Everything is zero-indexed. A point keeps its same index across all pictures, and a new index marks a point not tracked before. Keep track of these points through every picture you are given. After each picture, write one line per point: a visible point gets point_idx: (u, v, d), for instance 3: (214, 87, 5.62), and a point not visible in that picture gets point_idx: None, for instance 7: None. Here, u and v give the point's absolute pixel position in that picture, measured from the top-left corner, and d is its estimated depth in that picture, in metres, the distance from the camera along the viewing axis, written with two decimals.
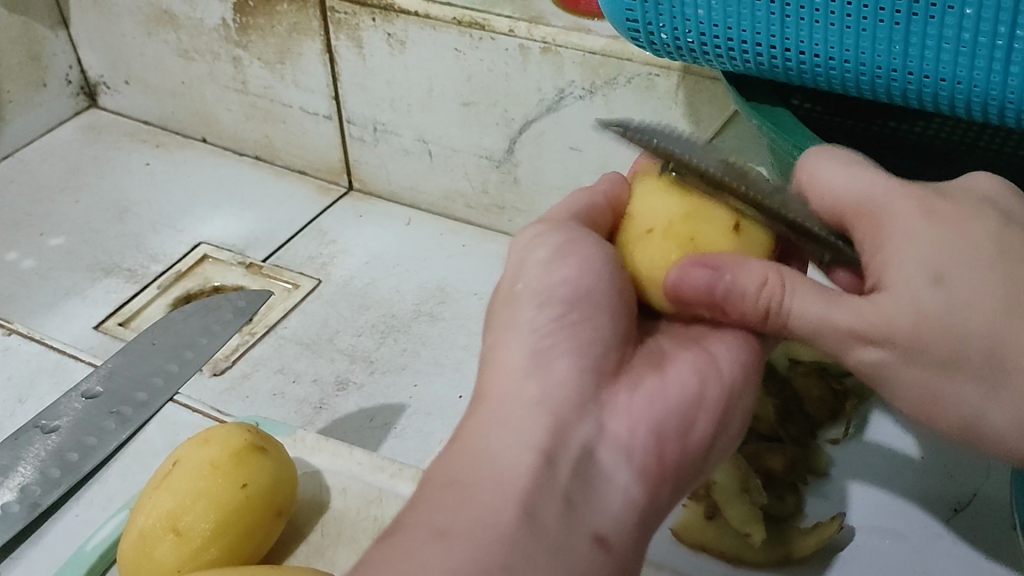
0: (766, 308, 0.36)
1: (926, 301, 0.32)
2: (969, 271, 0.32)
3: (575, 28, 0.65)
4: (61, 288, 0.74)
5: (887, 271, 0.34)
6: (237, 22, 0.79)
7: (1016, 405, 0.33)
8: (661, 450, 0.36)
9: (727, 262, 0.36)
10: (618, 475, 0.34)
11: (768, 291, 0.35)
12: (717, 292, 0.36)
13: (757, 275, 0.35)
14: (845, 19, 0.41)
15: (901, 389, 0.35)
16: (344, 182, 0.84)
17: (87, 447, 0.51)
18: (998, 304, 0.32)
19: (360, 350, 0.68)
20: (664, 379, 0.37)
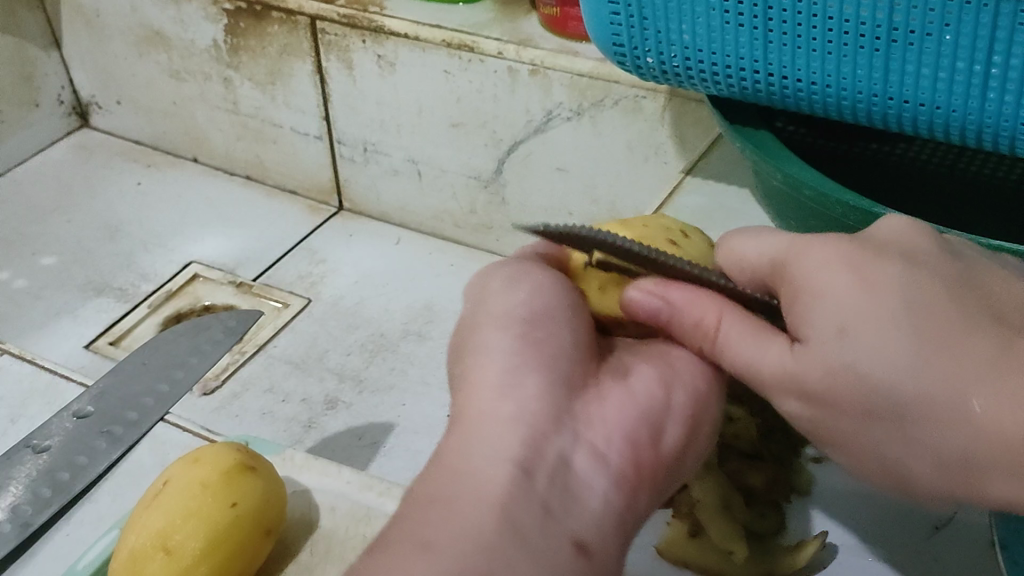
0: (707, 348, 0.34)
1: (833, 355, 0.29)
2: (873, 324, 0.29)
3: (563, 50, 0.66)
4: (52, 308, 0.74)
5: (799, 323, 0.31)
6: (229, 43, 0.79)
7: (938, 461, 0.29)
8: (639, 457, 0.32)
9: (677, 292, 0.34)
10: (591, 481, 0.31)
11: (705, 329, 0.34)
12: (662, 321, 0.34)
13: (699, 311, 0.34)
14: (826, 45, 0.43)
15: (832, 443, 0.32)
16: (335, 202, 0.85)
17: (79, 467, 0.50)
18: (905, 356, 0.28)
19: (349, 369, 0.68)
20: (630, 387, 0.33)
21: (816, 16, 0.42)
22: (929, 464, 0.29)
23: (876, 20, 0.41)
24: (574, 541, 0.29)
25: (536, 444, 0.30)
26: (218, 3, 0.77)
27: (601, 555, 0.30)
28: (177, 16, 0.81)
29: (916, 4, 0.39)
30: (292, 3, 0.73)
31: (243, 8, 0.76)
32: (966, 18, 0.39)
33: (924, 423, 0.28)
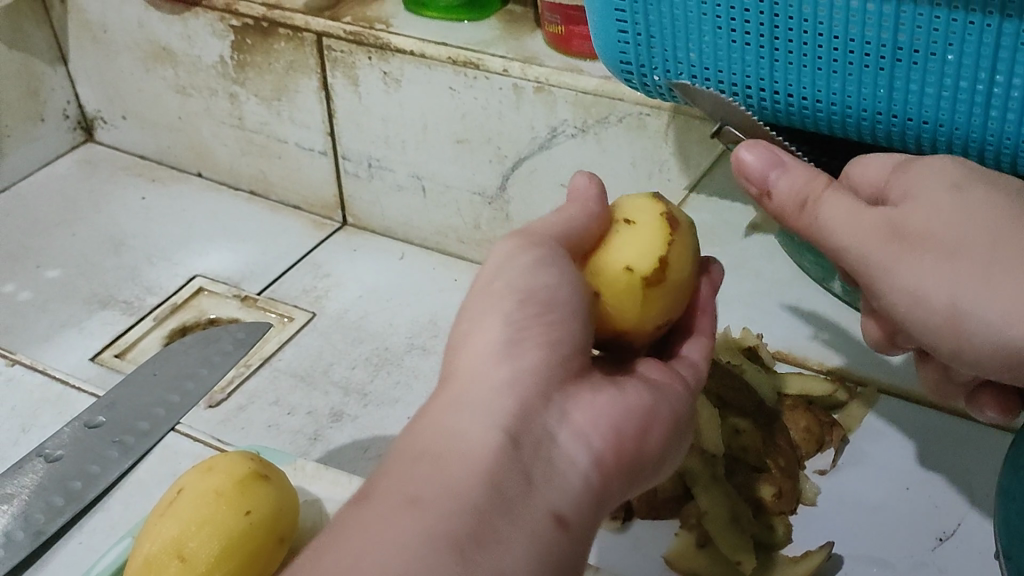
0: (804, 200, 0.40)
1: (943, 199, 0.37)
2: (981, 189, 0.37)
3: (567, 68, 0.66)
4: (58, 320, 0.74)
5: (914, 187, 0.38)
6: (235, 59, 0.80)
7: (1010, 296, 0.35)
8: (622, 442, 0.37)
9: (786, 158, 0.41)
10: (576, 458, 0.36)
11: (815, 183, 0.40)
12: (768, 177, 0.41)
13: (802, 175, 0.41)
14: (832, 64, 0.45)
15: (902, 291, 0.38)
16: (338, 217, 0.85)
17: (91, 475, 0.52)
18: (1007, 212, 0.36)
19: (354, 382, 0.69)
20: (623, 389, 0.39)
21: (823, 36, 0.44)
22: (1000, 303, 0.35)
23: (882, 40, 0.43)
24: (554, 513, 0.33)
25: (528, 420, 0.35)
26: (225, 19, 0.78)
27: (574, 525, 0.34)
28: (184, 32, 0.81)
29: (921, 24, 0.42)
30: (299, 20, 0.74)
31: (250, 24, 0.77)
32: (968, 40, 0.41)
33: (1009, 264, 0.35)
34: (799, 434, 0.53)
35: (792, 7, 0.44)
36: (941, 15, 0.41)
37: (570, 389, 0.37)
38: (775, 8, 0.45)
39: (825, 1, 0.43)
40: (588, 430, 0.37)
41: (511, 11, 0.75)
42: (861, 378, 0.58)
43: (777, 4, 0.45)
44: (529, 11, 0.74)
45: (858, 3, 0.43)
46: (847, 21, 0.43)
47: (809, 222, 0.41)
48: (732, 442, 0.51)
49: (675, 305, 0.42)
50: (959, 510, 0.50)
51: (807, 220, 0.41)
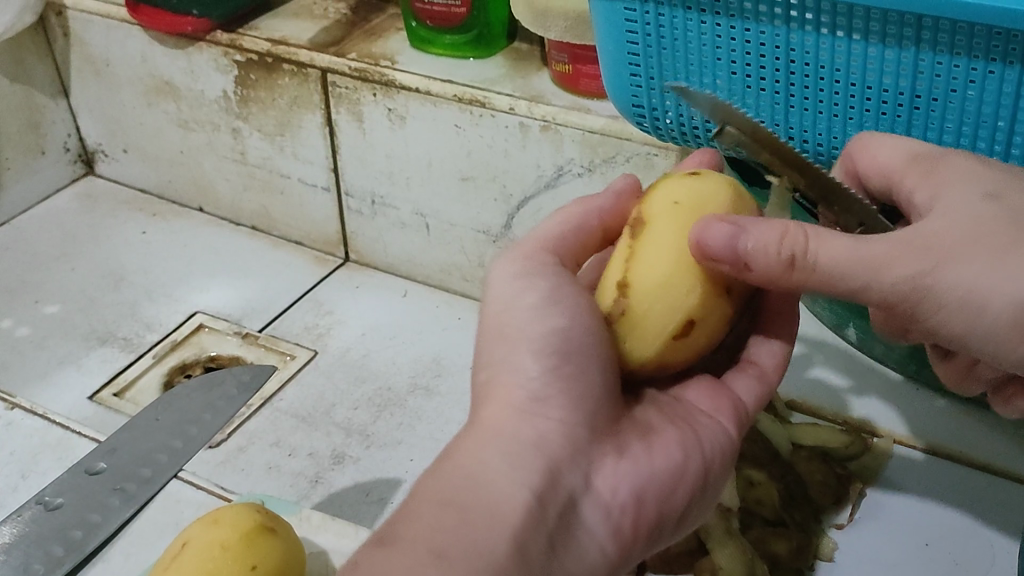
0: (790, 258, 0.37)
1: (981, 205, 0.37)
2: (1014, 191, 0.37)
3: (574, 107, 0.66)
4: (56, 358, 0.73)
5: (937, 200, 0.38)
6: (238, 94, 0.80)
7: None
8: (642, 511, 0.40)
9: (746, 222, 0.37)
10: (596, 531, 0.38)
11: (791, 237, 0.37)
12: (740, 248, 0.37)
13: (774, 229, 0.37)
14: (849, 110, 0.45)
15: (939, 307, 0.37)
16: (341, 253, 0.85)
17: (92, 524, 0.52)
18: None
19: (356, 423, 0.68)
20: (651, 450, 0.41)
21: (839, 83, 0.44)
22: None
23: (900, 87, 0.43)
24: None
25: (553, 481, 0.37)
26: (229, 54, 0.77)
27: None
28: (187, 66, 0.81)
29: (940, 72, 0.41)
30: (304, 56, 0.74)
31: (255, 59, 0.76)
32: (988, 89, 0.41)
33: None
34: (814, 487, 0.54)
35: (808, 53, 0.44)
36: (961, 64, 0.40)
37: (595, 453, 0.39)
38: (790, 54, 0.44)
39: (842, 49, 0.43)
40: (611, 500, 0.39)
41: (517, 49, 0.74)
42: (876, 432, 0.58)
43: (793, 50, 0.44)
44: (536, 50, 0.74)
45: (877, 50, 0.42)
46: (865, 68, 0.43)
47: (803, 277, 0.37)
48: (746, 495, 0.53)
49: (684, 301, 0.39)
50: (981, 566, 0.51)
51: (799, 279, 0.38)
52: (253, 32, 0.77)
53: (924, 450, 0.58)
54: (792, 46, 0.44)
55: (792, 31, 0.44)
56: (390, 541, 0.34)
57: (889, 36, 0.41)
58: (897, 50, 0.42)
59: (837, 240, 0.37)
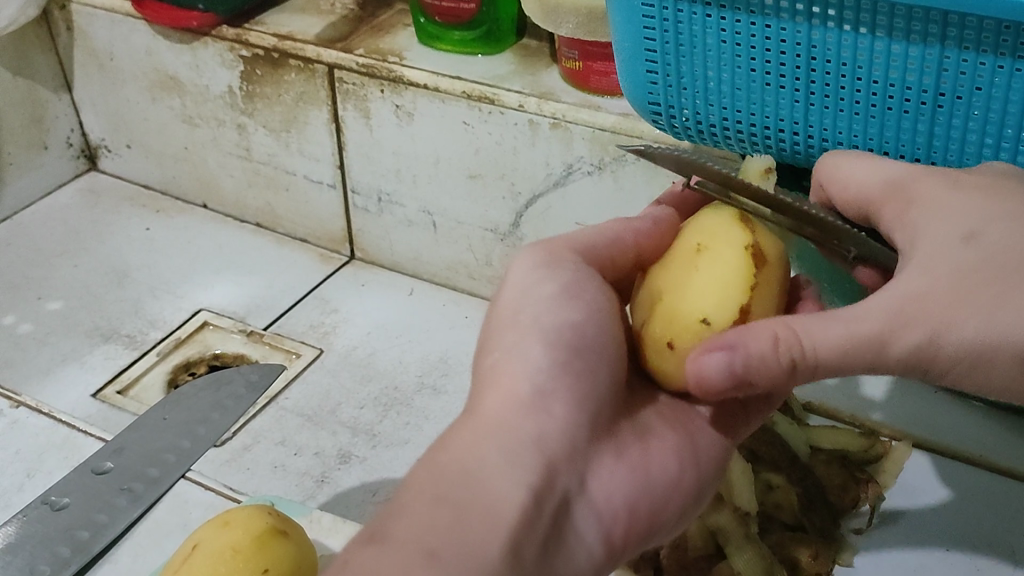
0: (789, 362, 0.34)
1: None
2: None
3: (585, 104, 0.65)
4: (59, 354, 0.73)
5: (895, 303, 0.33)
6: (244, 89, 0.79)
7: None
8: (636, 517, 0.39)
9: (738, 339, 0.34)
10: (589, 536, 0.37)
11: (785, 344, 0.34)
12: (737, 374, 0.34)
13: (767, 337, 0.34)
14: (871, 108, 0.44)
15: None
16: (346, 251, 0.84)
17: (99, 525, 0.51)
18: None
19: (362, 423, 0.67)
20: (648, 455, 0.40)
21: (862, 81, 0.43)
22: None
23: (924, 85, 0.42)
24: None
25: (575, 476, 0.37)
26: (235, 50, 0.77)
27: None
28: (192, 61, 0.80)
29: (965, 70, 0.40)
30: (310, 51, 0.73)
31: (260, 55, 0.76)
32: (1014, 87, 0.40)
33: None
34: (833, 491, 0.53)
35: (830, 50, 0.43)
36: (986, 62, 0.40)
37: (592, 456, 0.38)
38: (812, 51, 0.44)
39: (865, 46, 0.42)
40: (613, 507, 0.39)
41: (526, 46, 0.73)
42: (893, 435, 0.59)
43: (814, 47, 0.43)
44: (545, 46, 0.73)
45: (900, 47, 0.41)
46: (888, 65, 0.42)
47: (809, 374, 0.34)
48: (765, 498, 0.52)
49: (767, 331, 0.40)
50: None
51: (802, 380, 0.34)
52: (259, 27, 0.76)
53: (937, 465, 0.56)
54: (814, 43, 0.43)
55: (814, 28, 0.43)
56: (373, 548, 0.32)
57: (913, 33, 0.40)
58: (921, 47, 0.41)
59: (834, 333, 0.34)
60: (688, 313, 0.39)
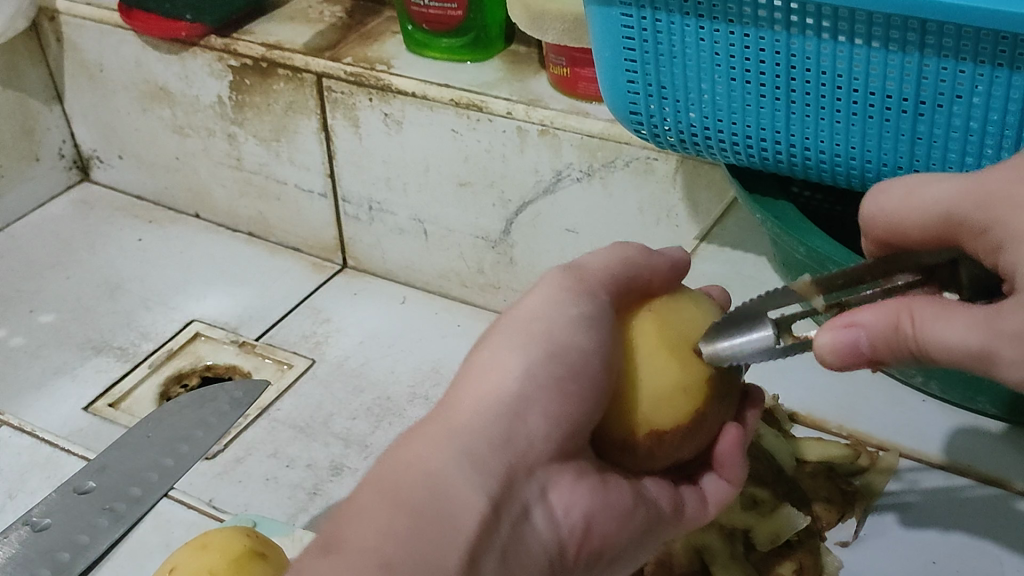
0: (912, 350, 0.32)
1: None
2: None
3: (573, 111, 0.65)
4: (51, 368, 0.72)
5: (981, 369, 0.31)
6: (233, 99, 0.79)
7: None
8: None
9: (857, 315, 0.33)
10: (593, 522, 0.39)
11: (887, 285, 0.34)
12: (864, 352, 0.33)
13: (893, 357, 0.33)
14: (851, 117, 0.44)
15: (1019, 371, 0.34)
16: (339, 259, 0.84)
17: (80, 546, 0.51)
18: None
19: (354, 434, 0.67)
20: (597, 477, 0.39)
21: (843, 89, 0.43)
22: None
23: (903, 93, 0.42)
24: None
25: None
26: (224, 59, 0.76)
27: None
28: (181, 71, 0.80)
29: (945, 78, 0.40)
30: (299, 60, 0.73)
31: (249, 64, 0.75)
32: (994, 95, 0.39)
33: None
34: (819, 503, 0.51)
35: (809, 59, 0.43)
36: (966, 69, 0.39)
37: None
38: (791, 60, 0.43)
39: (845, 55, 0.42)
40: None
41: (514, 52, 0.73)
42: (882, 444, 0.54)
43: (793, 57, 0.43)
44: (533, 52, 0.73)
45: (880, 55, 0.41)
46: (868, 74, 0.42)
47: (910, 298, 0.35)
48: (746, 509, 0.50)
49: (651, 386, 0.36)
50: None
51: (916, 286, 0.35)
52: (247, 37, 0.76)
53: (908, 457, 0.54)
54: (794, 52, 0.43)
55: (792, 37, 0.42)
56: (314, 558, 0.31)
57: (892, 41, 0.40)
58: (901, 56, 0.40)
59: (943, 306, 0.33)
60: (673, 321, 0.38)
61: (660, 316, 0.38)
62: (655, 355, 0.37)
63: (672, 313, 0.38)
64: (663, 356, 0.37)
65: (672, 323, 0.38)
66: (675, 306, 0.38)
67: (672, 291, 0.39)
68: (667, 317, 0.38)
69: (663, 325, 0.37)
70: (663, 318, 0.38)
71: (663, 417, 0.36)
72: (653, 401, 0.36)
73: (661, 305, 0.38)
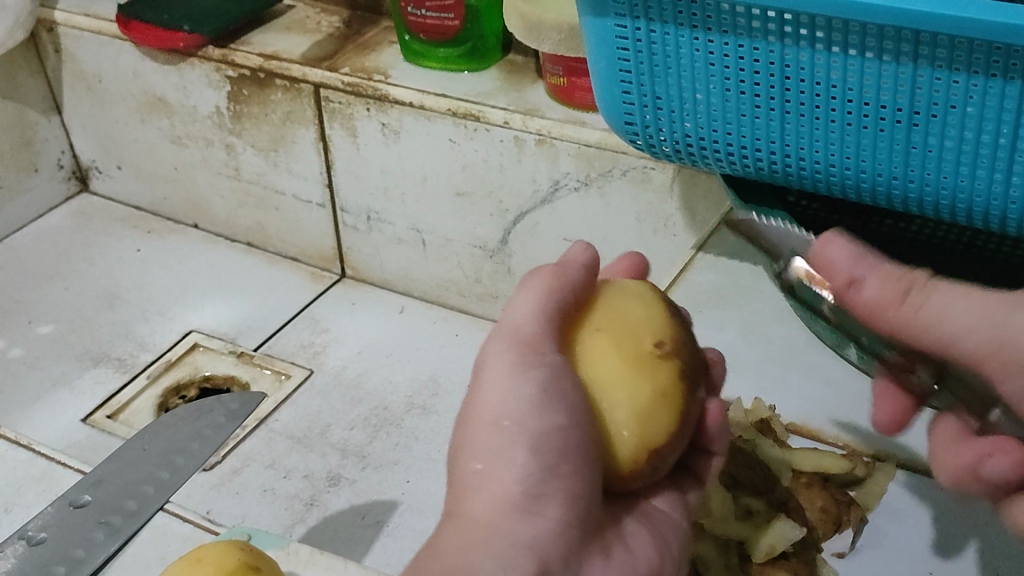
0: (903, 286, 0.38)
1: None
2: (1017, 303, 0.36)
3: (569, 120, 0.65)
4: (49, 380, 0.72)
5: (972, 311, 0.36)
6: (231, 110, 0.79)
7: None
8: None
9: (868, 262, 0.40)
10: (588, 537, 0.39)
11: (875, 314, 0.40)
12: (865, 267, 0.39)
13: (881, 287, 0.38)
14: (846, 127, 0.43)
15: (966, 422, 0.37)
16: (337, 269, 0.84)
17: (76, 560, 0.51)
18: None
19: (351, 444, 0.66)
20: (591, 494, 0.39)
21: (837, 99, 0.43)
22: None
23: (897, 104, 0.41)
24: None
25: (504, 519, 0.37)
26: (221, 70, 0.76)
27: None
28: (179, 82, 0.80)
29: (939, 88, 0.40)
30: (296, 71, 0.73)
31: (246, 75, 0.75)
32: (988, 105, 0.39)
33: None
34: (813, 513, 0.50)
35: (803, 69, 0.43)
36: (960, 80, 0.39)
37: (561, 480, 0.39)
38: (786, 70, 0.43)
39: (838, 65, 0.42)
40: None
41: (512, 61, 0.73)
42: (876, 454, 0.54)
43: (787, 67, 0.43)
44: (530, 62, 0.73)
45: (874, 65, 0.41)
46: (862, 84, 0.42)
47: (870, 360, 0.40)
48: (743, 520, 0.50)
49: (626, 415, 0.37)
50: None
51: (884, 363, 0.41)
52: (245, 47, 0.76)
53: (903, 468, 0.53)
54: (788, 62, 0.43)
55: (786, 47, 0.42)
56: None
57: (885, 51, 0.40)
58: (894, 67, 0.40)
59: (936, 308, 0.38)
60: (612, 338, 0.37)
61: (597, 337, 0.38)
62: (616, 381, 0.37)
63: (609, 326, 0.38)
64: (624, 381, 0.37)
65: (614, 340, 0.37)
66: (607, 317, 0.38)
67: (607, 294, 0.39)
68: (607, 335, 0.38)
69: (606, 345, 0.37)
70: (601, 340, 0.38)
71: (653, 435, 0.37)
72: (637, 427, 0.37)
73: (595, 321, 0.38)
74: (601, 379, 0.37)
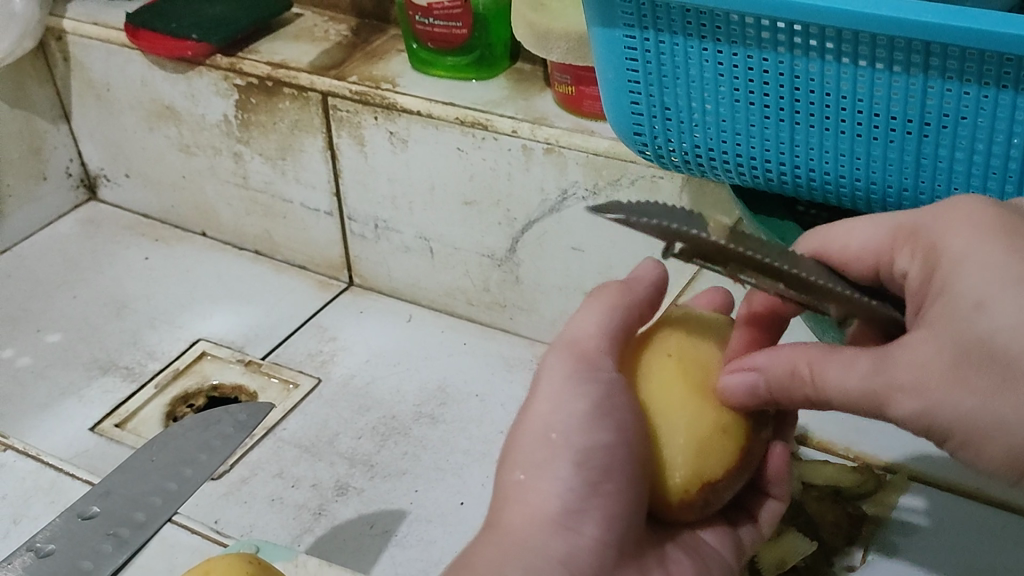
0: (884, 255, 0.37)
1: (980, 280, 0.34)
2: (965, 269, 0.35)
3: (578, 130, 0.65)
4: (57, 388, 0.72)
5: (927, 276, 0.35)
6: (239, 118, 0.79)
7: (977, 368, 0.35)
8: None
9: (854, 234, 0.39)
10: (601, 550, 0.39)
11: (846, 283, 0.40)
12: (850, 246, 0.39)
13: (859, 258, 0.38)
14: (856, 137, 0.43)
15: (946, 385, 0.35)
16: (345, 278, 0.84)
17: (84, 571, 0.51)
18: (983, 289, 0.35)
19: (359, 454, 0.66)
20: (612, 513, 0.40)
21: (848, 110, 0.43)
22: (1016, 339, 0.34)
23: (908, 115, 0.41)
24: None
25: None
26: (228, 78, 0.76)
27: None
28: (188, 91, 0.80)
29: (950, 99, 0.40)
30: (304, 79, 0.73)
31: (254, 83, 0.75)
32: (999, 116, 0.39)
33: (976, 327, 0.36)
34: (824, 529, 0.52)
35: (813, 81, 0.43)
36: (971, 91, 0.39)
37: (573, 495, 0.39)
38: (795, 81, 0.43)
39: (849, 76, 0.42)
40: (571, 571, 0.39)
41: (519, 70, 0.73)
42: (889, 466, 0.56)
43: (797, 78, 0.43)
44: (538, 71, 0.73)
45: (884, 76, 0.41)
46: (872, 95, 0.41)
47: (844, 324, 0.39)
48: None
49: (684, 441, 0.39)
50: None
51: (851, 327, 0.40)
52: (253, 56, 0.76)
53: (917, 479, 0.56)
54: (798, 73, 0.43)
55: (796, 58, 0.42)
56: None
57: (896, 62, 0.40)
58: (905, 77, 0.40)
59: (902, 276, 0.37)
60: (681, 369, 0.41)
61: (664, 369, 0.41)
62: (678, 408, 0.40)
63: (674, 360, 0.41)
64: (684, 409, 0.40)
65: (677, 372, 0.41)
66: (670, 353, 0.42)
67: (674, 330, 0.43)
68: (673, 366, 0.41)
69: (671, 375, 0.41)
70: (667, 370, 0.41)
71: (709, 464, 0.39)
72: (694, 452, 0.39)
73: (661, 355, 0.42)
74: (663, 405, 0.40)
